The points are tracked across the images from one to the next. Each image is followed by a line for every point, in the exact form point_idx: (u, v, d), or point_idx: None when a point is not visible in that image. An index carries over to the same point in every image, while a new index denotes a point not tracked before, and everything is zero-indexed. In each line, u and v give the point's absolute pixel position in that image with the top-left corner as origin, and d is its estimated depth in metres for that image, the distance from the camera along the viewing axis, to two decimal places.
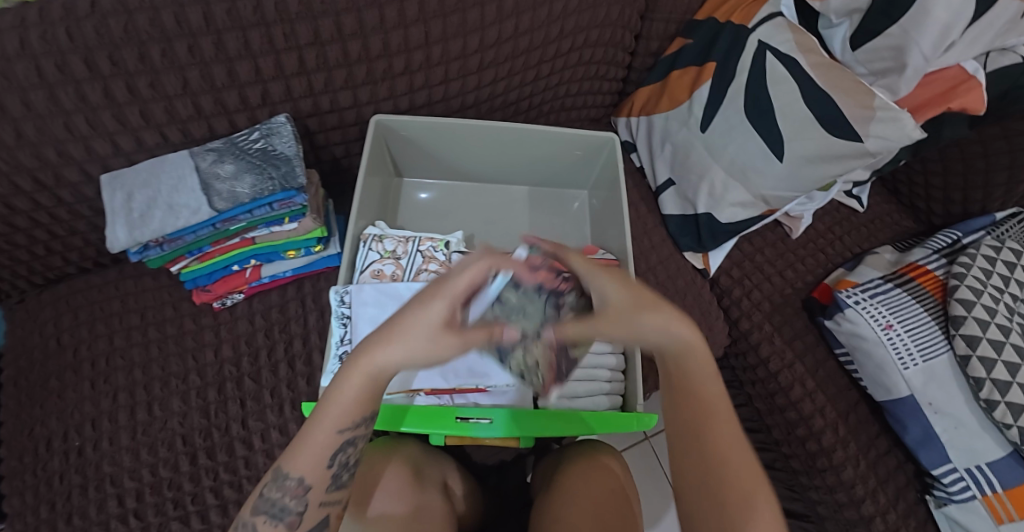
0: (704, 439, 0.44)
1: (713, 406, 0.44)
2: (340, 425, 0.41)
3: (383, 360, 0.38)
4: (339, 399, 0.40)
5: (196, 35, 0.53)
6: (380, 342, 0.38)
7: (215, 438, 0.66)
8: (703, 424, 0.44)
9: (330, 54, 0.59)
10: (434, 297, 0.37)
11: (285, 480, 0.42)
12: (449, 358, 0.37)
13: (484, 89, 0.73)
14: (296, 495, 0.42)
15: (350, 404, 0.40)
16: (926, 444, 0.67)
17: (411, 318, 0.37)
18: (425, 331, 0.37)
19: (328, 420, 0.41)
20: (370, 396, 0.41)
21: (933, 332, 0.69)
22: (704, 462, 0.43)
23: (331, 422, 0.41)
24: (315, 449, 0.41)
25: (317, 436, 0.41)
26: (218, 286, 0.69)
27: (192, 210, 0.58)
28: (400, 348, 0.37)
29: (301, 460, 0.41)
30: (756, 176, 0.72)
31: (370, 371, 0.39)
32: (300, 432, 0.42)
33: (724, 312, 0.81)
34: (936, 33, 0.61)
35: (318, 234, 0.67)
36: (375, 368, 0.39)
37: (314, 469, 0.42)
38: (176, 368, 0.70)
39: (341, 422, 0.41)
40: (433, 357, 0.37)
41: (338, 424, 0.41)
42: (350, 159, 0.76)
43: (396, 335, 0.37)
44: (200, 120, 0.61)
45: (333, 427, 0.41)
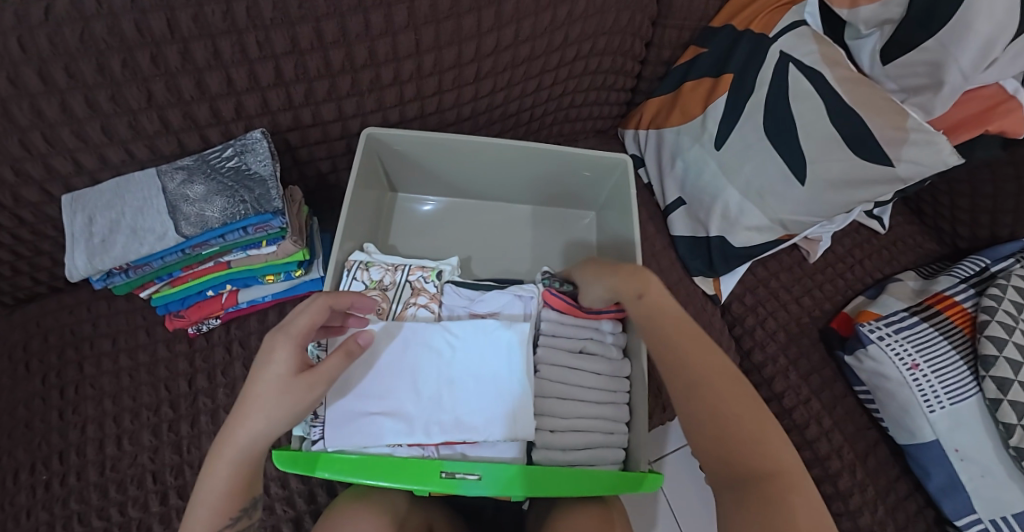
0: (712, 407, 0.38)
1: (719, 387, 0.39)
2: (215, 528, 0.39)
3: (247, 435, 0.38)
4: (207, 500, 0.38)
5: (159, 44, 0.48)
6: (236, 419, 0.38)
7: (188, 475, 0.62)
8: (703, 384, 0.39)
9: (310, 63, 0.54)
10: (277, 342, 0.41)
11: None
12: (304, 400, 0.39)
13: (482, 100, 0.67)
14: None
15: (222, 497, 0.39)
16: (949, 492, 0.62)
17: (254, 377, 0.39)
18: (271, 382, 0.39)
19: (199, 523, 0.39)
20: (243, 485, 0.39)
21: (961, 372, 0.64)
22: (715, 432, 0.37)
23: (202, 526, 0.39)
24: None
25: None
26: (192, 312, 0.63)
27: (159, 236, 0.53)
28: (254, 413, 0.38)
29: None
30: (775, 199, 0.67)
31: (238, 455, 0.38)
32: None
33: (735, 341, 0.76)
34: (977, 49, 0.56)
35: (299, 257, 0.62)
36: (241, 448, 0.38)
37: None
38: (148, 398, 0.65)
39: (221, 514, 0.39)
40: (289, 406, 0.39)
41: (215, 526, 0.39)
42: (337, 174, 0.71)
43: (247, 400, 0.38)
44: (168, 136, 0.56)
45: (207, 529, 0.39)
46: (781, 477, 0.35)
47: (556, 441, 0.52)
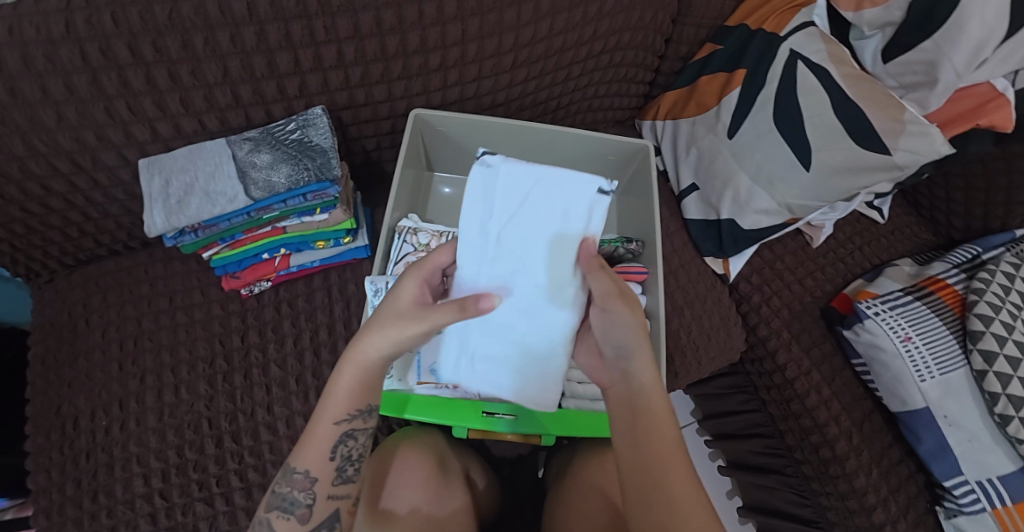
0: (654, 444, 0.41)
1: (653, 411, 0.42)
2: (336, 415, 0.45)
3: (371, 346, 0.44)
4: (339, 393, 0.45)
5: (239, 25, 0.54)
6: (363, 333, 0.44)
7: (240, 422, 0.68)
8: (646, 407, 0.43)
9: (368, 47, 0.60)
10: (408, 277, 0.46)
11: (292, 475, 0.46)
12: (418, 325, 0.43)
13: (515, 88, 0.74)
14: (304, 488, 0.47)
15: (347, 393, 0.45)
16: (938, 456, 0.68)
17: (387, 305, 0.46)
18: (397, 307, 0.45)
19: (328, 413, 0.45)
20: (366, 385, 0.46)
21: (951, 346, 0.70)
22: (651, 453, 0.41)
23: (329, 414, 0.45)
24: (317, 442, 0.46)
25: (318, 430, 0.46)
26: (248, 273, 0.70)
27: (229, 198, 0.59)
28: (380, 327, 0.44)
29: (305, 458, 0.46)
30: (782, 184, 0.73)
31: (364, 361, 0.45)
32: (303, 433, 0.47)
33: (742, 317, 0.82)
34: (969, 50, 0.62)
35: (348, 225, 0.68)
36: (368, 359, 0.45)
37: (318, 464, 0.46)
38: (203, 352, 0.71)
39: (340, 411, 0.45)
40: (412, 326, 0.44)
41: (336, 415, 0.45)
42: (379, 152, 0.77)
43: (374, 317, 0.45)
44: (237, 109, 0.62)
45: (330, 417, 0.45)
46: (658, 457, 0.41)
47: (583, 391, 0.61)
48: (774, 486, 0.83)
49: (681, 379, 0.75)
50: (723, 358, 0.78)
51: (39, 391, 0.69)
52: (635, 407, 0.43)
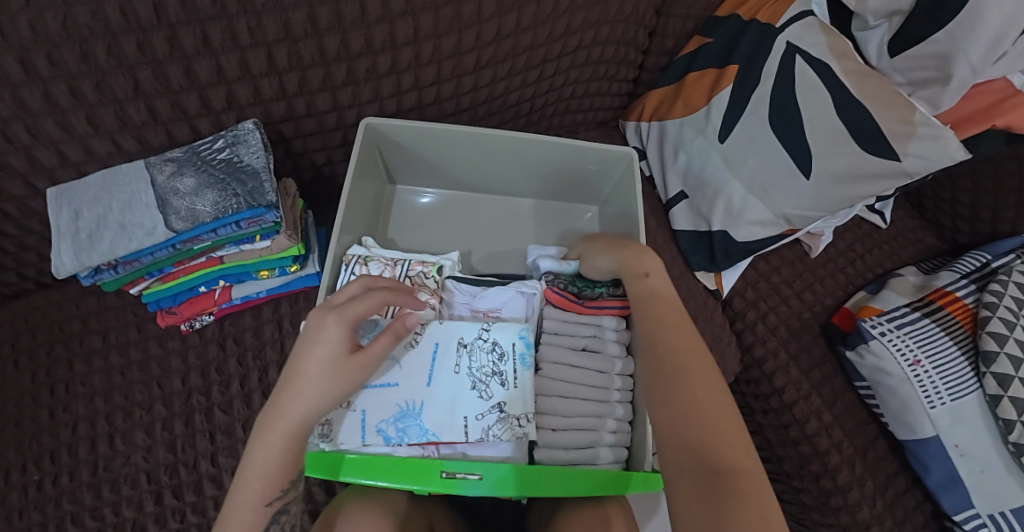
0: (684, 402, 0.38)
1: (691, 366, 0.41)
2: (266, 496, 0.38)
3: (302, 409, 0.38)
4: (264, 460, 0.38)
5: (145, 31, 0.45)
6: (290, 391, 0.39)
7: (182, 475, 0.61)
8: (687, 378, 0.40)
9: (304, 51, 0.52)
10: (328, 322, 0.40)
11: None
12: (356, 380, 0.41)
13: (482, 90, 0.66)
14: None
15: (273, 467, 0.38)
16: (949, 487, 0.63)
17: (307, 352, 0.40)
18: (325, 363, 0.39)
19: (252, 495, 0.38)
20: (293, 450, 0.39)
21: (962, 368, 0.64)
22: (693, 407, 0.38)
23: (256, 497, 0.38)
24: (243, 530, 0.37)
25: (240, 516, 0.38)
26: (185, 308, 0.62)
27: (147, 231, 0.51)
28: (309, 390, 0.39)
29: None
30: (779, 194, 0.66)
31: (291, 429, 0.38)
32: (218, 521, 0.38)
33: (736, 336, 0.75)
34: (986, 43, 0.55)
35: (294, 252, 0.60)
36: (295, 420, 0.38)
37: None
38: (140, 397, 0.63)
39: (267, 490, 0.38)
40: (344, 386, 0.40)
41: (266, 495, 0.38)
42: (333, 166, 0.69)
43: (298, 378, 0.39)
44: (156, 126, 0.54)
45: (259, 499, 0.38)
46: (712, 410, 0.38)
47: (557, 441, 0.52)
48: None
49: None
50: None
51: None
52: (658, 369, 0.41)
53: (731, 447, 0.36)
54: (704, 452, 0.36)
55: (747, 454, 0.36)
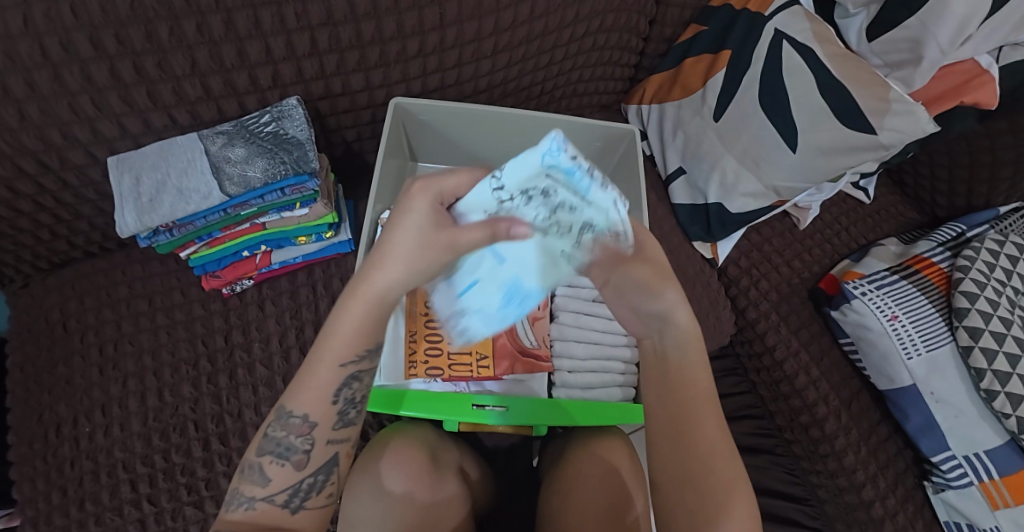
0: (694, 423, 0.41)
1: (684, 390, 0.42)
2: (342, 356, 0.36)
3: (387, 281, 0.33)
4: (344, 324, 0.35)
5: (204, 14, 0.51)
6: (376, 261, 0.33)
7: (227, 424, 0.66)
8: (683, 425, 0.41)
9: (343, 34, 0.58)
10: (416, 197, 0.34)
11: (290, 418, 0.37)
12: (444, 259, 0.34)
13: (497, 73, 0.72)
14: (302, 433, 0.38)
15: (351, 330, 0.35)
16: (926, 432, 0.69)
17: (401, 226, 0.33)
18: (417, 238, 0.33)
19: (331, 351, 0.36)
20: (372, 318, 0.35)
21: (936, 323, 0.71)
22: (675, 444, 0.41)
23: (333, 356, 0.36)
24: (319, 385, 0.36)
25: (318, 371, 0.36)
26: (227, 272, 0.68)
27: (203, 195, 0.57)
28: (395, 263, 0.33)
29: (303, 398, 0.37)
30: (769, 166, 0.72)
31: (376, 299, 0.34)
32: (299, 369, 0.37)
33: (731, 301, 0.81)
34: (953, 26, 0.61)
35: (329, 219, 0.66)
36: (378, 291, 0.34)
37: (315, 407, 0.37)
38: (186, 354, 0.69)
39: (344, 353, 0.36)
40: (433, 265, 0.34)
41: (342, 355, 0.36)
42: (360, 144, 0.75)
43: (386, 251, 0.33)
44: (208, 102, 0.60)
45: (335, 359, 0.36)
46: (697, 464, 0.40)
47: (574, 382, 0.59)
48: (765, 467, 0.80)
49: None
50: (712, 342, 0.78)
51: (18, 399, 0.67)
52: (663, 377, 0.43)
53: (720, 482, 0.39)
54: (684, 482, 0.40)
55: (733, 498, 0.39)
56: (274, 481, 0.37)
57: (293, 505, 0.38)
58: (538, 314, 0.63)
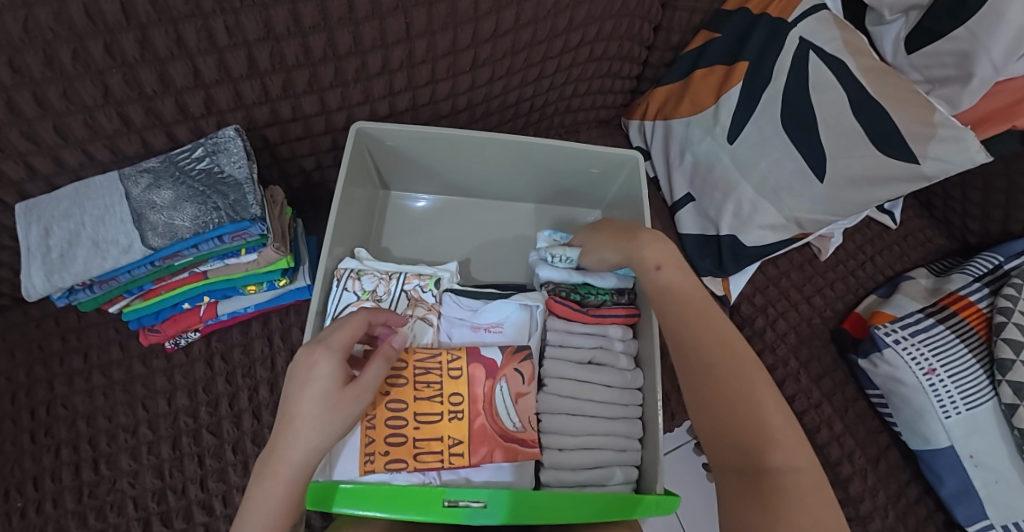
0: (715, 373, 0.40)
1: (687, 325, 0.43)
2: None
3: (301, 450, 0.35)
4: (260, 514, 0.34)
5: (114, 32, 0.41)
6: (284, 437, 0.36)
7: (171, 501, 0.56)
8: (716, 375, 0.40)
9: (287, 51, 0.48)
10: (318, 356, 0.38)
11: None
12: (353, 415, 0.38)
13: (478, 90, 0.62)
14: None
15: (267, 520, 0.34)
16: (962, 498, 0.61)
17: (302, 391, 0.37)
18: (319, 399, 0.36)
19: None
20: (291, 498, 0.35)
21: (977, 376, 0.62)
22: (721, 421, 0.39)
23: None
24: None
25: None
26: (168, 326, 0.59)
27: (122, 248, 0.48)
28: (303, 433, 0.36)
29: None
30: (791, 197, 0.64)
31: (289, 472, 0.35)
32: None
33: (744, 343, 0.73)
34: (1010, 38, 0.52)
35: (283, 265, 0.57)
36: (295, 465, 0.35)
37: None
38: (125, 419, 0.59)
39: None
40: (343, 421, 0.37)
41: None
42: (322, 172, 0.65)
43: (292, 419, 0.36)
44: (130, 135, 0.50)
45: None
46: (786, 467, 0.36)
47: (565, 461, 0.49)
48: None
49: (678, 419, 0.66)
50: None
51: None
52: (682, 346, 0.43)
53: (785, 445, 0.37)
54: (745, 452, 0.37)
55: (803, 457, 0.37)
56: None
57: None
58: (523, 389, 0.49)
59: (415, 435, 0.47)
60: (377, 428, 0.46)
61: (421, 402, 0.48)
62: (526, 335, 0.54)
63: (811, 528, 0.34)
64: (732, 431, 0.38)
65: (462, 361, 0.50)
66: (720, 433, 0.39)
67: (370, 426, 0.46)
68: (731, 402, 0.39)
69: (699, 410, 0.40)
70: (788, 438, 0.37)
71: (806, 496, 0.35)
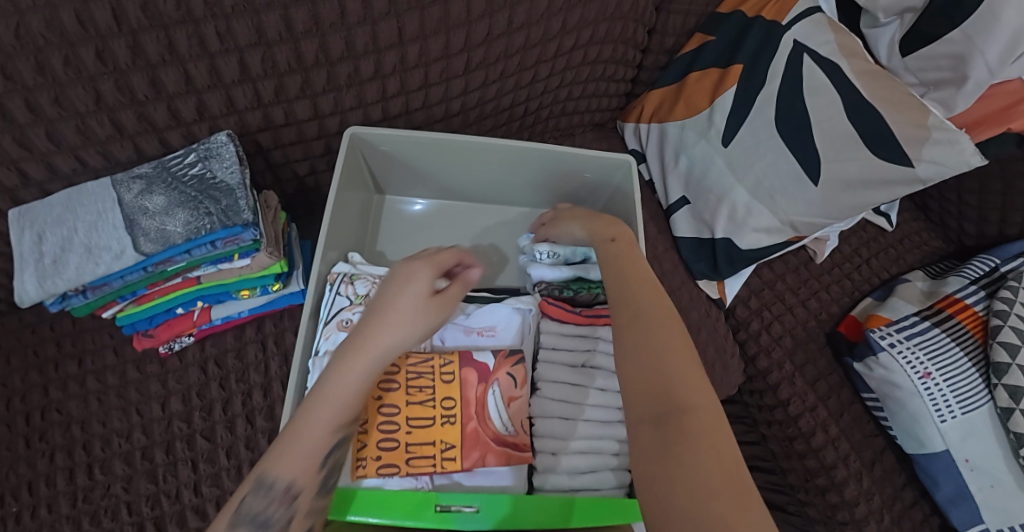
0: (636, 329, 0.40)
1: (631, 283, 0.44)
2: (335, 424, 0.37)
3: (394, 336, 0.40)
4: (343, 385, 0.38)
5: (106, 39, 0.41)
6: (381, 321, 0.41)
7: (165, 506, 0.56)
8: (647, 324, 0.40)
9: (279, 56, 0.48)
10: (416, 268, 0.45)
11: (270, 486, 0.35)
12: (438, 320, 0.44)
13: (472, 94, 0.62)
14: (278, 503, 0.35)
15: (347, 393, 0.38)
16: (958, 502, 0.61)
17: (399, 290, 0.43)
18: (414, 298, 0.43)
19: (321, 410, 0.37)
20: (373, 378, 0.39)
21: (972, 380, 0.62)
22: (642, 359, 0.37)
23: (329, 411, 0.37)
24: (303, 447, 0.36)
25: (306, 430, 0.36)
26: (162, 331, 0.59)
27: (114, 254, 0.48)
28: (399, 321, 0.41)
29: (287, 463, 0.36)
30: (786, 200, 0.63)
31: (376, 355, 0.39)
32: (280, 437, 0.37)
33: (740, 346, 0.73)
34: (1005, 41, 0.52)
35: (276, 269, 0.57)
36: (386, 350, 0.40)
37: (299, 475, 0.36)
38: (119, 424, 0.59)
39: (339, 416, 0.37)
40: (428, 321, 0.43)
41: (333, 420, 0.37)
42: (316, 176, 0.65)
43: (391, 309, 0.42)
44: (122, 141, 0.50)
45: (331, 418, 0.37)
46: (703, 411, 0.33)
47: (560, 465, 0.49)
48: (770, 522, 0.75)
49: None
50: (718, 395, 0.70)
51: None
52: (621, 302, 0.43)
53: (693, 387, 0.35)
54: (661, 394, 0.35)
55: (712, 405, 0.34)
56: (300, 490, 0.36)
57: None
58: (515, 393, 0.49)
59: (407, 439, 0.47)
60: (369, 434, 0.46)
61: (414, 407, 0.48)
62: (518, 339, 0.54)
63: (711, 465, 0.30)
64: (647, 383, 0.36)
65: (454, 366, 0.49)
66: (638, 371, 0.37)
67: (361, 431, 0.46)
68: (656, 345, 0.38)
69: (624, 353, 0.39)
70: (702, 387, 0.35)
71: (710, 442, 0.32)
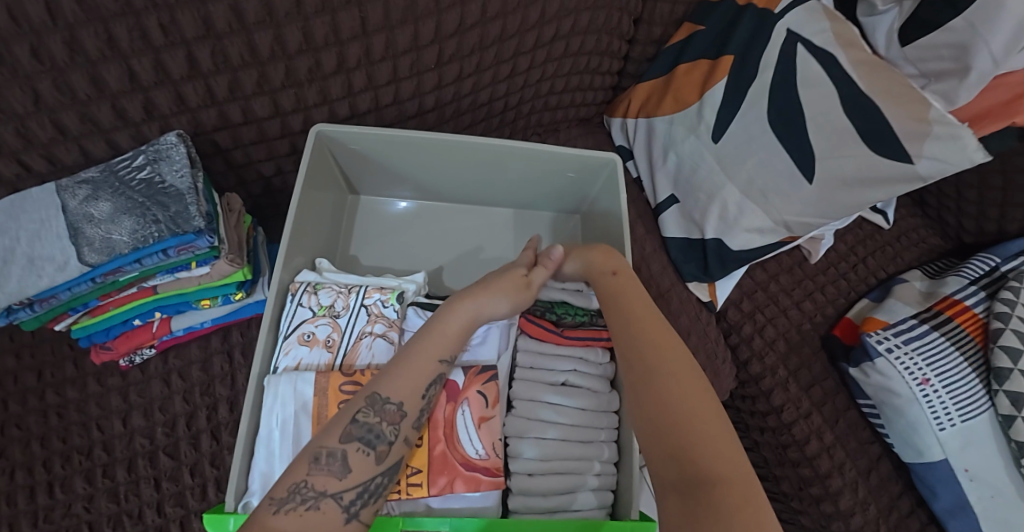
0: (659, 388, 0.38)
1: (636, 331, 0.43)
2: (444, 353, 0.43)
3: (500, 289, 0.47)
4: (453, 326, 0.44)
5: (39, 33, 0.37)
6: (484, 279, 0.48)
7: (127, 528, 0.53)
8: (663, 378, 0.38)
9: (231, 50, 0.44)
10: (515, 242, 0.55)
11: (383, 402, 0.39)
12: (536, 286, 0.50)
13: (447, 89, 0.58)
14: (392, 422, 0.39)
15: (456, 332, 0.44)
16: (957, 513, 0.58)
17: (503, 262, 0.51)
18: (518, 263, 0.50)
19: (437, 344, 0.43)
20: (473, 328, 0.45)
21: (972, 386, 0.60)
22: (659, 423, 0.36)
23: (441, 344, 0.43)
24: (415, 373, 0.41)
25: (418, 360, 0.41)
26: (120, 343, 0.56)
27: (58, 265, 0.45)
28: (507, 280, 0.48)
29: (399, 382, 0.40)
30: (779, 199, 0.60)
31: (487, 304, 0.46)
32: (393, 363, 0.42)
33: (732, 351, 0.70)
34: (1013, 28, 0.48)
35: (239, 277, 0.54)
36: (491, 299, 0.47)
37: (410, 395, 0.40)
38: (78, 441, 0.55)
39: (447, 349, 0.43)
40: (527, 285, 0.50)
41: (444, 351, 0.43)
42: (284, 177, 0.62)
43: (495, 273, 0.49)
44: (66, 143, 0.46)
45: (439, 352, 0.43)
46: (732, 482, 0.32)
47: (535, 487, 0.47)
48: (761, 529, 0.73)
49: None
50: None
51: None
52: (630, 353, 0.42)
53: (716, 452, 0.34)
54: (680, 462, 0.34)
55: (740, 473, 0.33)
56: (353, 472, 0.36)
57: (351, 510, 0.35)
58: (486, 413, 0.47)
59: None
60: None
61: None
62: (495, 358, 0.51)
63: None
64: (670, 446, 0.35)
65: None
66: (655, 438, 0.36)
67: None
68: (671, 404, 0.37)
69: (640, 418, 0.38)
70: (729, 448, 0.34)
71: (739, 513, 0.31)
